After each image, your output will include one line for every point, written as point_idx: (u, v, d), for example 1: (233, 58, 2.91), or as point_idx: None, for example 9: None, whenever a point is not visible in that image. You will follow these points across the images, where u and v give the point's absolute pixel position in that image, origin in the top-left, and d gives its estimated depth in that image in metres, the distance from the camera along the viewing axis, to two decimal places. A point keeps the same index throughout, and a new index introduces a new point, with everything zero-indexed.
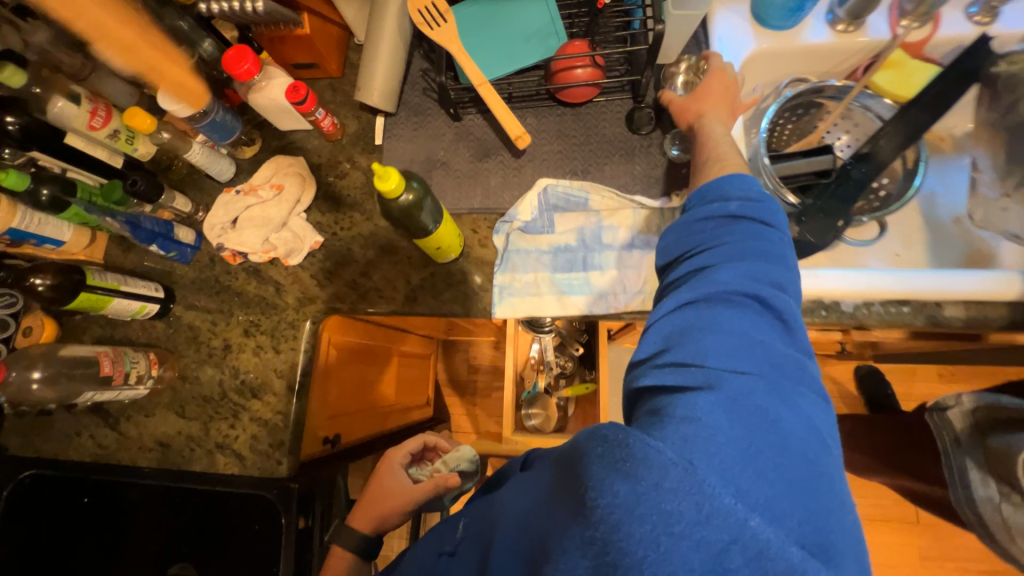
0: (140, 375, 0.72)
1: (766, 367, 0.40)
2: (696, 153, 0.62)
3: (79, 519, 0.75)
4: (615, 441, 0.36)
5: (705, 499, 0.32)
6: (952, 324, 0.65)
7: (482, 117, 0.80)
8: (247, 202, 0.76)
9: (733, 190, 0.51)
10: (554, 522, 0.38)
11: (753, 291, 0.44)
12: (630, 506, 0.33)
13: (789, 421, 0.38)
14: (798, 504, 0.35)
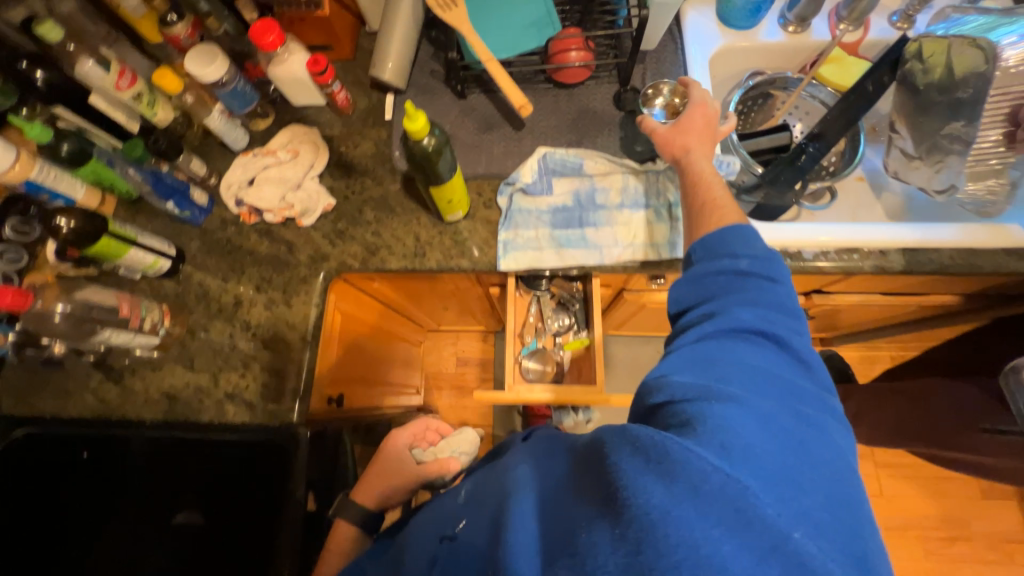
0: (155, 322, 0.74)
1: (785, 396, 0.44)
2: (686, 189, 0.69)
3: (78, 472, 0.74)
4: (652, 446, 0.40)
5: (742, 506, 0.35)
6: (895, 269, 0.76)
7: (485, 96, 0.89)
8: (264, 162, 0.84)
9: (746, 244, 0.57)
10: (586, 525, 0.40)
11: (765, 332, 0.50)
12: (668, 508, 0.36)
13: (815, 444, 0.42)
14: (824, 516, 0.37)
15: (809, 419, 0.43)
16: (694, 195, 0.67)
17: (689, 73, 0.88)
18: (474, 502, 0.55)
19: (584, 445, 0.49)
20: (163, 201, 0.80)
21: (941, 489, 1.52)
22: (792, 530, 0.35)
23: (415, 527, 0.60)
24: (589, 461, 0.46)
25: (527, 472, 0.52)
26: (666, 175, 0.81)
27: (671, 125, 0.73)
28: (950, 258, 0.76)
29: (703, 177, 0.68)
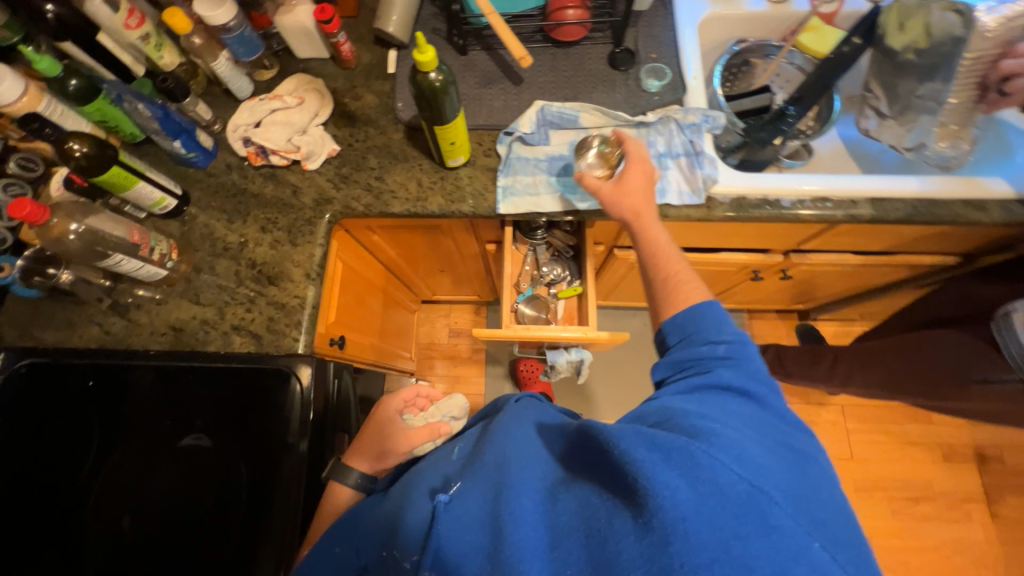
0: (162, 255, 0.77)
1: (776, 434, 0.53)
2: (640, 248, 0.75)
3: (82, 401, 0.76)
4: (670, 451, 0.46)
5: (761, 513, 0.43)
6: (863, 218, 0.83)
7: (485, 52, 0.93)
8: (271, 106, 0.86)
9: (704, 321, 0.64)
10: (609, 518, 0.45)
11: (749, 388, 0.57)
12: (693, 508, 0.42)
13: (810, 473, 0.50)
14: (830, 528, 0.45)
15: (801, 451, 0.52)
16: (650, 267, 0.73)
17: (679, 37, 0.93)
18: (470, 474, 0.59)
19: (582, 444, 0.54)
20: (170, 141, 0.81)
21: (908, 453, 1.61)
22: (812, 540, 0.43)
23: (413, 478, 0.68)
24: (595, 457, 0.52)
25: (523, 458, 0.57)
26: (656, 128, 0.86)
27: (615, 184, 0.76)
28: (914, 207, 0.82)
29: (659, 250, 0.73)
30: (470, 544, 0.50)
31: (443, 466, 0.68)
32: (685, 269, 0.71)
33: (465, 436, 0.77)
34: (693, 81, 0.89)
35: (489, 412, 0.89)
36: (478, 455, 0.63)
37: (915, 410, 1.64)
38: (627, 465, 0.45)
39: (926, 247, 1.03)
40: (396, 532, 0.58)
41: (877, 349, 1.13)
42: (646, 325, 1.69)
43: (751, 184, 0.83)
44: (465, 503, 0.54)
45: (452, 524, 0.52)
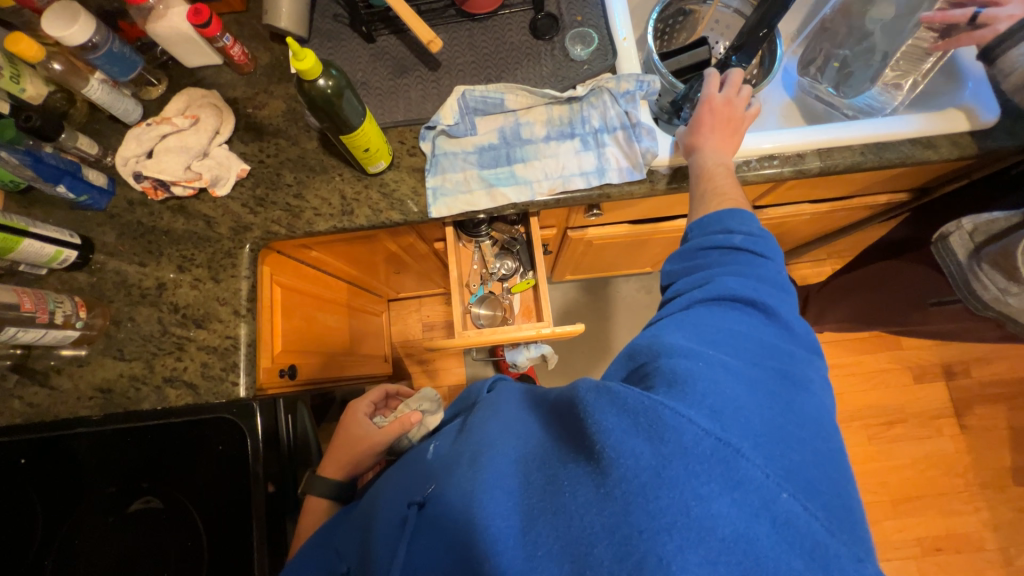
0: (68, 316, 0.70)
1: (772, 362, 0.47)
2: (693, 182, 0.69)
3: (17, 480, 0.71)
4: (639, 409, 0.41)
5: (728, 469, 0.38)
6: (812, 171, 0.79)
7: (395, 37, 0.84)
8: (161, 131, 0.77)
9: (736, 222, 0.60)
10: (576, 486, 0.43)
11: (756, 298, 0.52)
12: (656, 471, 0.38)
13: (804, 407, 0.45)
14: (806, 475, 0.40)
15: (794, 380, 0.46)
16: (699, 184, 0.68)
17: None
18: (449, 460, 0.57)
19: (564, 406, 0.51)
20: (52, 187, 0.72)
21: (881, 380, 1.66)
22: (781, 491, 0.38)
23: (382, 490, 0.63)
24: (571, 420, 0.48)
25: (505, 429, 0.55)
26: (589, 101, 0.80)
27: (689, 128, 0.73)
28: (862, 153, 0.79)
29: (707, 170, 0.68)
30: (441, 543, 0.47)
31: (418, 460, 0.64)
32: (734, 188, 0.66)
33: (443, 431, 0.71)
34: (625, 42, 0.82)
35: (463, 403, 0.85)
36: (463, 435, 0.60)
37: (886, 338, 1.68)
38: (598, 435, 0.42)
39: (880, 187, 1.00)
40: (369, 547, 0.55)
41: (853, 288, 1.11)
42: (618, 293, 1.68)
43: None
44: (440, 496, 0.50)
45: (427, 527, 0.49)
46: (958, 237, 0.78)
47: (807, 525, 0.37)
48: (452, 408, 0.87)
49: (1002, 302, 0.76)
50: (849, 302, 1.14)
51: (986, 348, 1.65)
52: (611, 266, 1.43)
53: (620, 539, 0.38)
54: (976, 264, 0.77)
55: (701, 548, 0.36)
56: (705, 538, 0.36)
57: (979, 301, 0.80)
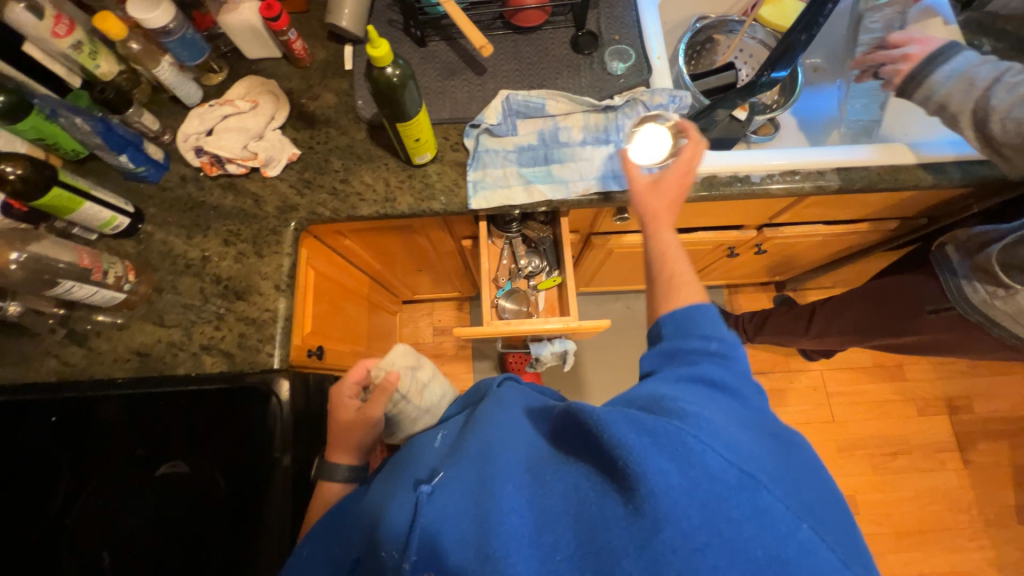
0: (118, 278, 0.73)
1: (763, 418, 0.50)
2: (650, 265, 0.67)
3: (47, 437, 0.72)
4: (659, 432, 0.42)
5: (752, 496, 0.40)
6: (831, 187, 0.84)
7: (445, 43, 0.90)
8: (222, 112, 0.82)
9: (702, 321, 0.57)
10: (599, 502, 0.44)
11: (724, 384, 0.51)
12: (685, 490, 0.40)
13: (798, 456, 0.48)
14: (817, 510, 0.43)
15: (784, 437, 0.50)
16: (656, 269, 0.66)
17: (640, 17, 0.92)
18: (453, 461, 0.58)
19: (567, 421, 0.52)
20: (115, 156, 0.76)
21: (883, 411, 1.66)
22: (801, 521, 0.40)
23: (389, 481, 0.64)
24: (579, 436, 0.49)
25: (507, 439, 0.56)
26: (624, 111, 0.85)
27: (651, 183, 0.72)
28: (879, 175, 0.84)
29: (666, 250, 0.67)
30: (453, 536, 0.48)
31: (427, 454, 0.67)
32: (691, 269, 0.65)
33: (448, 422, 0.77)
34: (658, 61, 0.88)
35: (472, 397, 0.85)
36: (464, 442, 0.61)
37: (889, 369, 1.70)
38: (619, 449, 0.42)
39: (889, 213, 1.05)
40: (377, 541, 0.55)
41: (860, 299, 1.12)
42: (629, 308, 1.71)
43: (724, 160, 0.83)
44: (445, 495, 0.52)
45: (437, 512, 0.51)
46: (954, 247, 0.91)
47: (827, 555, 0.39)
48: (455, 403, 0.89)
49: (991, 303, 0.86)
50: (852, 311, 1.15)
51: (986, 385, 1.68)
52: (624, 279, 1.47)
53: (650, 557, 0.39)
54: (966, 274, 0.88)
55: (734, 569, 0.38)
56: (738, 558, 0.38)
57: (969, 305, 0.90)
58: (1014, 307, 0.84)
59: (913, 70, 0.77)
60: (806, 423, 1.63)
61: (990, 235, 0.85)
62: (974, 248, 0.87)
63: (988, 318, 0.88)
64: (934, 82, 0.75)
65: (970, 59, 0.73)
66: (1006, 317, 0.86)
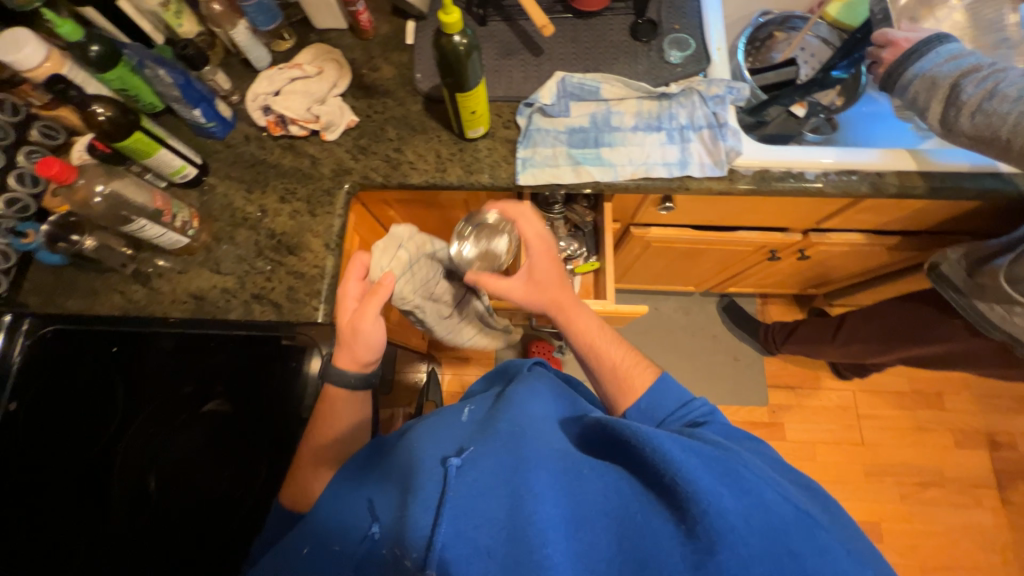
0: (184, 223, 0.77)
1: (782, 467, 0.56)
2: (586, 356, 0.77)
3: (104, 366, 0.77)
4: (707, 458, 0.48)
5: (803, 530, 0.44)
6: (889, 191, 0.82)
7: (505, 24, 0.91)
8: (290, 75, 0.86)
9: (666, 399, 0.66)
10: (647, 517, 0.46)
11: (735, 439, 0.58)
12: (740, 515, 0.44)
13: (828, 498, 0.53)
14: (861, 546, 0.46)
15: (807, 483, 0.55)
16: (597, 365, 0.75)
17: (702, 8, 0.91)
18: (482, 437, 0.57)
19: (602, 438, 0.56)
20: (190, 109, 0.80)
21: (917, 439, 1.57)
22: (854, 560, 0.43)
23: (408, 450, 0.62)
24: (618, 454, 0.54)
25: (538, 431, 0.56)
26: (679, 99, 0.84)
27: (529, 282, 0.79)
28: (941, 181, 0.81)
29: (595, 344, 0.76)
30: (483, 513, 0.48)
31: (453, 426, 0.64)
32: (626, 357, 0.73)
33: (475, 397, 0.74)
34: (717, 53, 0.89)
35: (500, 375, 0.83)
36: (490, 422, 0.60)
37: (928, 397, 1.61)
38: (670, 466, 0.47)
39: (948, 226, 1.01)
40: (398, 512, 0.53)
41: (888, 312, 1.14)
42: (656, 310, 1.69)
43: (779, 155, 0.82)
44: (478, 475, 0.51)
45: (466, 486, 0.50)
46: (950, 266, 0.92)
47: None
48: (483, 380, 0.89)
49: (1006, 320, 0.85)
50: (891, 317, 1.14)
51: None
52: (656, 277, 1.45)
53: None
54: (974, 288, 0.88)
55: None
56: None
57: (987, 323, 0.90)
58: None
59: (884, 76, 0.79)
60: (834, 443, 1.57)
61: (988, 249, 0.86)
62: (972, 265, 0.88)
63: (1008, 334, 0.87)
64: (906, 80, 0.75)
65: (932, 60, 0.73)
66: (1022, 333, 0.84)
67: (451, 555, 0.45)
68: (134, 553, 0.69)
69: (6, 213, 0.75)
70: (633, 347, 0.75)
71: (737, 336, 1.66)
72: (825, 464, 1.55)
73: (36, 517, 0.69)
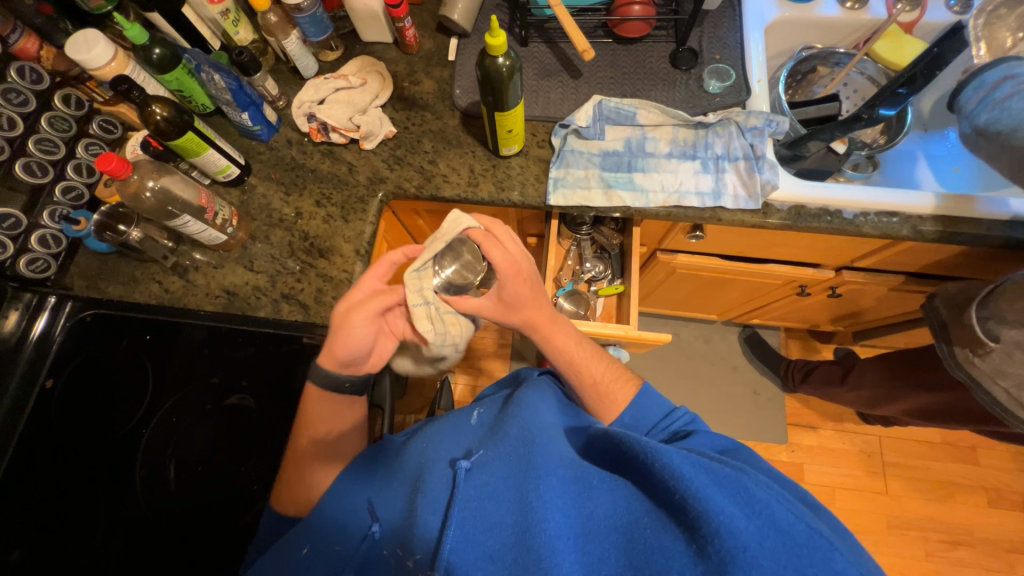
0: (224, 220, 0.79)
1: (800, 494, 0.53)
2: (563, 372, 0.75)
3: (139, 352, 0.80)
4: (720, 476, 0.45)
5: (828, 561, 0.40)
6: (931, 236, 0.79)
7: (546, 46, 0.93)
8: (336, 84, 0.89)
9: (649, 411, 0.68)
10: (656, 533, 0.43)
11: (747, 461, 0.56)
12: (757, 538, 0.40)
13: (841, 525, 0.50)
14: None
15: (820, 506, 0.52)
16: (578, 381, 0.74)
17: (744, 40, 0.91)
18: (493, 442, 0.57)
19: (610, 449, 0.54)
20: (239, 112, 0.84)
21: (945, 493, 1.49)
22: None
23: (418, 450, 0.62)
24: (627, 467, 0.51)
25: (548, 436, 0.55)
26: (715, 129, 0.84)
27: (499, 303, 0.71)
28: (986, 229, 0.78)
29: (576, 361, 0.74)
30: (491, 517, 0.48)
31: (460, 430, 0.63)
32: (607, 372, 0.74)
33: (484, 400, 0.72)
34: (756, 85, 0.88)
35: (511, 382, 0.80)
36: (501, 426, 0.60)
37: (959, 450, 1.53)
38: (679, 482, 0.43)
39: (992, 275, 0.97)
40: (406, 516, 0.52)
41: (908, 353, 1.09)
42: (676, 336, 1.66)
43: (816, 192, 0.80)
44: (489, 479, 0.51)
45: (474, 490, 0.50)
46: (943, 300, 0.88)
47: None
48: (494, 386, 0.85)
49: (969, 360, 0.81)
50: None
51: None
52: (678, 303, 1.43)
53: None
54: (958, 326, 0.83)
55: None
56: None
57: (956, 362, 0.84)
58: (990, 368, 0.77)
59: (959, 86, 0.76)
60: (855, 489, 1.50)
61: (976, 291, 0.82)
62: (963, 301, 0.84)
63: (970, 376, 0.81)
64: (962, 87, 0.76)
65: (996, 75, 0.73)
66: (983, 377, 0.79)
67: (456, 559, 0.44)
68: (150, 537, 0.70)
69: (62, 200, 0.79)
70: (613, 363, 0.77)
71: (758, 369, 1.62)
72: (846, 511, 1.48)
73: (64, 490, 0.72)
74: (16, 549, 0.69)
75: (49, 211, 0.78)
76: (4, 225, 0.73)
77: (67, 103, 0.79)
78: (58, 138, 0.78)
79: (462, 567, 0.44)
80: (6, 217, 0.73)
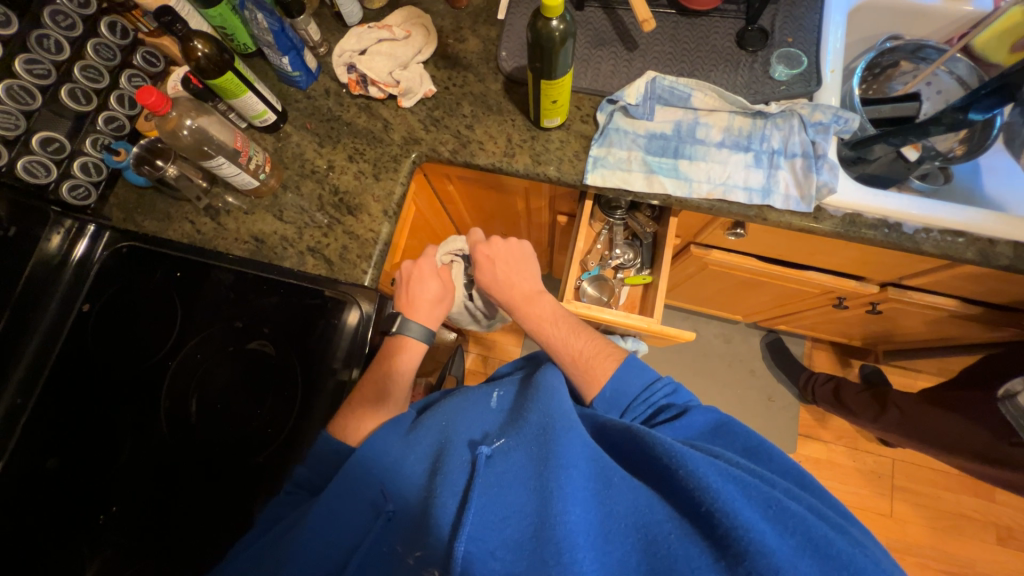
0: (257, 166, 0.79)
1: (824, 502, 0.52)
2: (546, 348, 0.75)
3: (168, 287, 0.82)
4: (749, 488, 0.45)
5: None
6: (998, 262, 0.73)
7: (603, 12, 0.87)
8: (379, 35, 0.86)
9: (634, 385, 0.68)
10: (680, 541, 0.43)
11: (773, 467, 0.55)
12: (790, 559, 0.40)
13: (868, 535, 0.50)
14: None
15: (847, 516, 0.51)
16: (561, 361, 0.73)
17: (823, 23, 0.83)
18: (513, 430, 0.56)
19: (632, 448, 0.54)
20: (279, 56, 0.81)
21: (953, 524, 1.45)
22: None
23: (437, 424, 0.63)
24: (651, 471, 0.51)
25: (569, 421, 0.54)
26: (775, 121, 0.78)
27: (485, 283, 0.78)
28: None
29: (556, 336, 0.74)
30: (511, 505, 0.48)
31: (479, 411, 0.63)
32: (589, 345, 0.72)
33: (501, 380, 0.72)
34: (829, 75, 0.81)
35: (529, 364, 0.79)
36: (521, 413, 0.59)
37: (977, 484, 1.47)
38: (705, 495, 0.44)
39: None
40: (425, 499, 0.53)
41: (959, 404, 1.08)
42: (696, 333, 1.62)
43: (877, 203, 0.74)
44: (508, 468, 0.51)
45: (495, 476, 0.51)
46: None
47: None
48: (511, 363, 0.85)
49: None
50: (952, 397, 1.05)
51: None
52: (705, 299, 1.38)
53: None
54: None
55: None
56: None
57: None
58: None
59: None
60: (861, 508, 1.47)
61: None
62: None
63: None
64: None
65: None
66: None
67: (475, 549, 0.45)
68: (173, 461, 0.75)
69: (104, 129, 0.81)
70: (599, 337, 0.74)
71: (776, 375, 1.58)
72: None
73: (97, 408, 0.77)
74: (55, 456, 0.75)
75: (92, 139, 0.79)
76: (50, 149, 0.75)
77: (112, 31, 0.79)
78: (103, 66, 0.79)
79: (480, 559, 0.45)
80: (51, 141, 0.75)
